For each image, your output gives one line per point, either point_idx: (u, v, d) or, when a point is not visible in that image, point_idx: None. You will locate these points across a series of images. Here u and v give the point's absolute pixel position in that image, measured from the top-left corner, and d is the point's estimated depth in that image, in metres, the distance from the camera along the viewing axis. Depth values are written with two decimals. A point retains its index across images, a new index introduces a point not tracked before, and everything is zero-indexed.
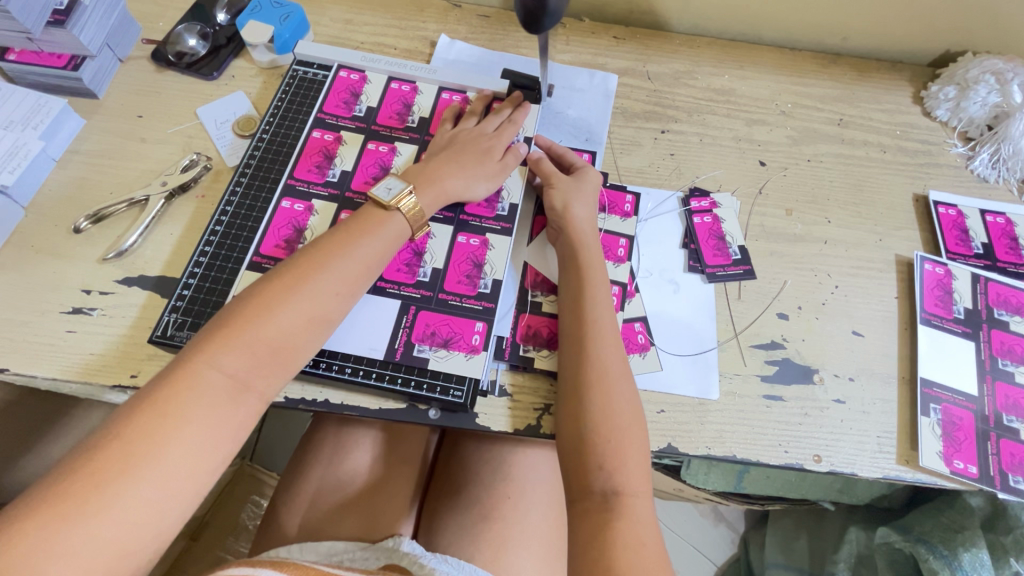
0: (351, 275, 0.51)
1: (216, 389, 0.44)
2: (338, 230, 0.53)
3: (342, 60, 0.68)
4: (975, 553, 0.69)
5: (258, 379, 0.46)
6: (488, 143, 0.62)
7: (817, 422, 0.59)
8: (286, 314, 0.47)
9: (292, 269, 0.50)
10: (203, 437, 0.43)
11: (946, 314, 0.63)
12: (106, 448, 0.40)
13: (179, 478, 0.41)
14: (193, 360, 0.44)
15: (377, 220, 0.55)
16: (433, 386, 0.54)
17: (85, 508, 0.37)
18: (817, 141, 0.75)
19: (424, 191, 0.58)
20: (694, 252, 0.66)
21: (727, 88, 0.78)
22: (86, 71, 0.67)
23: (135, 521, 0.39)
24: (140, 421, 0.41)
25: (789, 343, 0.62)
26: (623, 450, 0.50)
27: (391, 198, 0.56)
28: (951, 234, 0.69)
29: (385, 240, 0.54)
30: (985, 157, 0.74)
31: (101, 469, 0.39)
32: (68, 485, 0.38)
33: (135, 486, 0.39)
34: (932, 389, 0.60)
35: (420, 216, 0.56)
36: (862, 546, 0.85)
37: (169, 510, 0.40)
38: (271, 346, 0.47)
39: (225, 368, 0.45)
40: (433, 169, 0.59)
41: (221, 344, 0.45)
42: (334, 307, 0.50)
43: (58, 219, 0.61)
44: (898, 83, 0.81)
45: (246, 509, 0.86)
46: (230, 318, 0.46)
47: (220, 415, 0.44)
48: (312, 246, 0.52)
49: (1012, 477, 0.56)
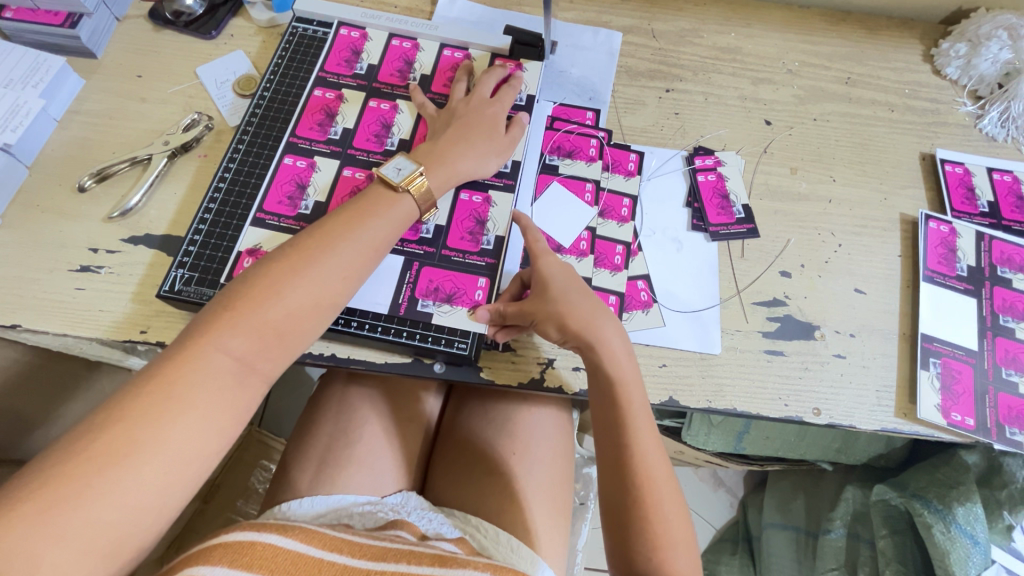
0: (359, 257, 0.51)
1: (222, 371, 0.44)
2: (344, 210, 0.52)
3: (343, 17, 0.67)
4: (969, 507, 0.70)
5: (264, 362, 0.46)
6: (486, 105, 0.61)
7: (817, 376, 0.59)
8: (294, 296, 0.47)
9: (297, 250, 0.49)
10: (207, 422, 0.42)
11: (949, 272, 0.64)
12: (108, 430, 0.39)
13: (183, 461, 0.41)
14: (199, 341, 0.44)
15: (386, 201, 0.53)
16: (438, 338, 0.55)
17: (87, 490, 0.37)
18: (824, 100, 0.74)
19: (435, 168, 0.56)
20: (698, 211, 0.66)
21: (734, 46, 0.77)
22: (83, 29, 0.66)
23: (136, 505, 0.39)
24: (142, 405, 0.40)
25: (791, 301, 0.63)
26: (650, 456, 0.50)
27: (401, 178, 0.54)
28: (957, 192, 0.68)
29: (391, 223, 0.53)
30: (994, 115, 0.73)
31: (103, 453, 0.38)
32: (69, 466, 0.37)
33: (138, 470, 0.39)
34: (932, 344, 0.60)
35: (429, 196, 0.55)
36: (858, 505, 0.87)
37: (171, 494, 0.41)
38: (278, 329, 0.47)
39: (232, 350, 0.44)
40: (443, 149, 0.57)
41: (227, 327, 0.45)
42: (341, 290, 0.50)
43: (62, 179, 0.61)
44: (908, 41, 0.79)
45: (256, 472, 0.86)
46: (237, 300, 0.46)
47: (226, 397, 0.44)
48: (317, 227, 0.51)
49: (1009, 429, 0.57)
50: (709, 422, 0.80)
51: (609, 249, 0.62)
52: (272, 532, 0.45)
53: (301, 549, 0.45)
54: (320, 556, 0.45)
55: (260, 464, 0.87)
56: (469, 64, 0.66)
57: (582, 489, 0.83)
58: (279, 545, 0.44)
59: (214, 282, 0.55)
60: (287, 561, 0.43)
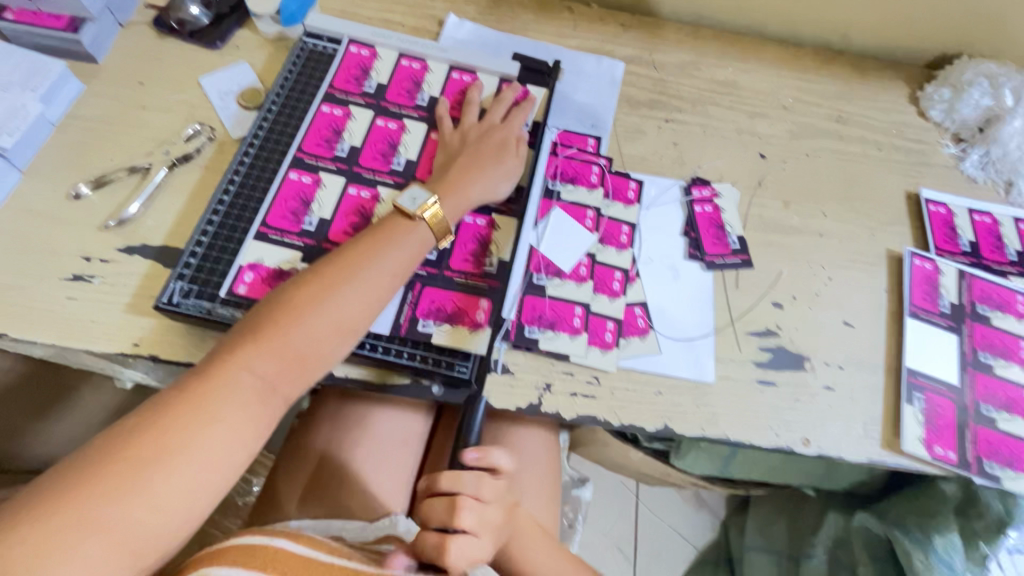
0: (380, 285, 0.52)
1: (246, 390, 0.45)
2: (364, 238, 0.54)
3: (353, 34, 0.67)
4: (946, 537, 0.73)
5: (286, 383, 0.48)
6: (496, 134, 0.63)
7: (807, 408, 0.61)
8: (315, 320, 0.48)
9: (318, 276, 0.50)
10: (232, 436, 0.44)
11: (932, 308, 0.66)
12: (142, 436, 0.41)
13: (208, 470, 0.42)
14: (224, 362, 0.46)
15: (403, 229, 0.55)
16: (438, 360, 0.55)
17: (118, 490, 0.39)
18: (816, 136, 0.77)
19: (448, 198, 0.58)
20: (694, 241, 0.67)
21: (731, 80, 0.79)
22: (86, 34, 0.65)
23: (163, 509, 0.40)
24: (174, 415, 0.43)
25: (783, 332, 0.64)
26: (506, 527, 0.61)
27: (417, 208, 0.56)
28: (940, 231, 0.71)
29: (410, 249, 0.54)
30: (975, 158, 0.76)
31: (137, 455, 0.40)
32: (101, 468, 0.39)
33: (166, 474, 0.41)
34: (916, 378, 0.62)
35: (444, 224, 0.56)
36: (839, 530, 0.89)
37: (194, 501, 0.42)
38: (299, 353, 0.48)
39: (256, 370, 0.46)
40: (454, 177, 0.59)
41: (252, 348, 0.47)
42: (362, 316, 0.51)
43: (57, 185, 0.60)
44: (896, 82, 0.82)
45: (236, 485, 0.81)
46: (261, 325, 0.48)
47: (248, 414, 0.45)
48: (339, 255, 0.52)
49: (988, 463, 0.59)
50: (698, 446, 0.81)
51: (607, 275, 0.63)
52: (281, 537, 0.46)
53: (307, 552, 0.45)
54: (326, 559, 0.45)
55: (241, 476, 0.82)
56: (478, 86, 0.67)
57: (571, 511, 0.83)
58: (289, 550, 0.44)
59: (213, 296, 0.54)
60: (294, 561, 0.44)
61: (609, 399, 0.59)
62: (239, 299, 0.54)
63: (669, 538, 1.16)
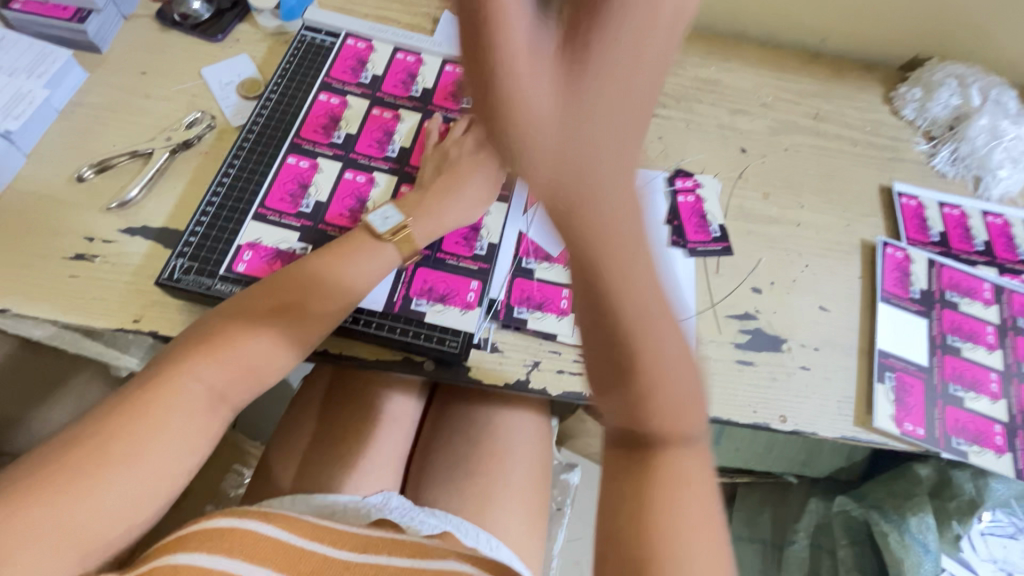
0: (337, 301, 0.54)
1: (196, 399, 0.48)
2: (325, 253, 0.55)
3: (350, 28, 0.70)
4: (920, 516, 0.75)
5: (235, 393, 0.50)
6: (475, 153, 0.63)
7: (784, 386, 0.63)
8: (269, 334, 0.51)
9: (277, 291, 0.53)
10: (177, 444, 0.46)
11: (904, 294, 0.69)
12: (87, 444, 0.43)
13: (153, 478, 0.44)
14: (176, 368, 0.48)
15: (372, 250, 0.57)
16: (430, 336, 0.57)
17: (61, 497, 0.41)
18: (794, 133, 0.80)
19: (422, 221, 0.60)
20: (677, 228, 0.70)
21: (713, 79, 0.82)
22: (91, 24, 0.68)
23: (107, 513, 0.42)
24: (115, 424, 0.44)
25: (761, 315, 0.67)
26: (635, 258, 0.29)
27: (387, 228, 0.58)
28: (912, 222, 0.75)
29: (369, 269, 0.56)
30: (945, 154, 0.80)
31: (82, 463, 0.42)
32: (48, 475, 0.41)
33: (111, 482, 0.42)
34: (888, 359, 0.65)
35: (412, 246, 0.59)
36: (821, 516, 0.91)
37: (140, 506, 0.44)
38: (252, 364, 0.51)
39: (207, 380, 0.48)
40: (431, 201, 0.61)
41: (206, 357, 0.49)
42: (316, 330, 0.53)
43: (59, 168, 0.62)
44: (871, 83, 0.86)
45: (228, 477, 0.81)
46: (218, 335, 0.50)
47: (196, 422, 0.47)
48: (300, 267, 0.54)
49: (955, 439, 0.62)
50: None
51: None
52: (254, 519, 0.46)
53: (284, 537, 0.46)
54: (301, 545, 0.46)
55: (233, 468, 0.82)
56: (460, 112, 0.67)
57: (559, 495, 0.84)
58: (262, 533, 0.45)
59: (213, 272, 0.56)
60: (271, 547, 0.45)
61: None
62: (239, 276, 0.56)
63: None
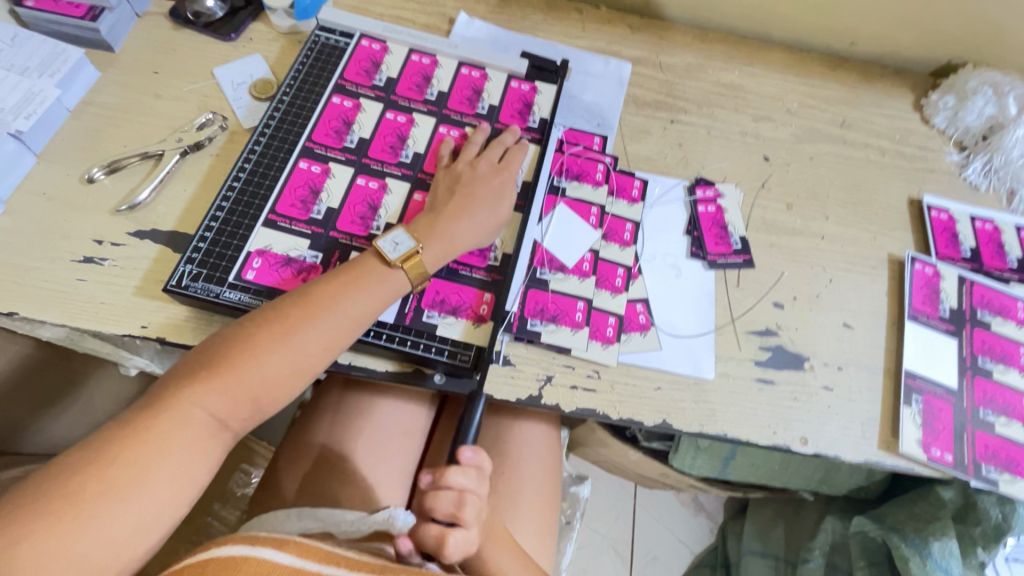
0: (343, 330, 0.51)
1: (198, 426, 0.46)
2: (334, 278, 0.52)
3: (365, 29, 0.69)
4: (944, 542, 0.72)
5: (237, 420, 0.49)
6: (488, 175, 0.61)
7: (806, 407, 0.61)
8: (272, 363, 0.49)
9: (281, 317, 0.50)
10: (180, 469, 0.45)
11: (933, 313, 0.66)
12: (87, 468, 0.42)
13: (157, 503, 0.43)
14: (177, 395, 0.46)
15: (380, 275, 0.54)
16: (441, 349, 0.56)
17: (62, 523, 0.40)
18: (820, 141, 0.77)
19: (433, 244, 0.56)
20: (697, 240, 0.68)
21: (737, 83, 0.80)
22: (104, 22, 0.67)
23: (109, 540, 0.41)
24: (117, 448, 0.43)
25: (783, 331, 0.65)
26: None
27: (397, 255, 0.54)
28: (942, 236, 0.72)
29: (377, 296, 0.53)
30: (978, 166, 0.77)
31: (82, 488, 0.41)
32: (49, 500, 0.40)
33: (113, 507, 0.41)
34: (915, 381, 0.63)
35: (422, 272, 0.55)
36: (836, 536, 0.89)
37: (142, 531, 0.43)
38: (255, 393, 0.48)
39: (210, 408, 0.47)
40: (443, 221, 0.57)
41: (208, 384, 0.47)
42: (321, 359, 0.51)
43: (69, 169, 0.61)
44: (901, 90, 0.83)
45: (235, 477, 0.80)
46: (220, 362, 0.48)
47: (197, 448, 0.46)
48: (308, 292, 0.51)
49: (984, 467, 0.59)
50: (696, 445, 0.82)
51: (610, 272, 0.63)
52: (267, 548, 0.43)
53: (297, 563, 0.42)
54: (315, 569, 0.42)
55: (240, 468, 0.81)
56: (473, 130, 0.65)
57: (569, 508, 0.82)
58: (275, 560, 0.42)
59: (221, 279, 0.55)
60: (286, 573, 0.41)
61: (610, 393, 0.59)
62: (247, 284, 0.55)
63: (666, 541, 1.15)
